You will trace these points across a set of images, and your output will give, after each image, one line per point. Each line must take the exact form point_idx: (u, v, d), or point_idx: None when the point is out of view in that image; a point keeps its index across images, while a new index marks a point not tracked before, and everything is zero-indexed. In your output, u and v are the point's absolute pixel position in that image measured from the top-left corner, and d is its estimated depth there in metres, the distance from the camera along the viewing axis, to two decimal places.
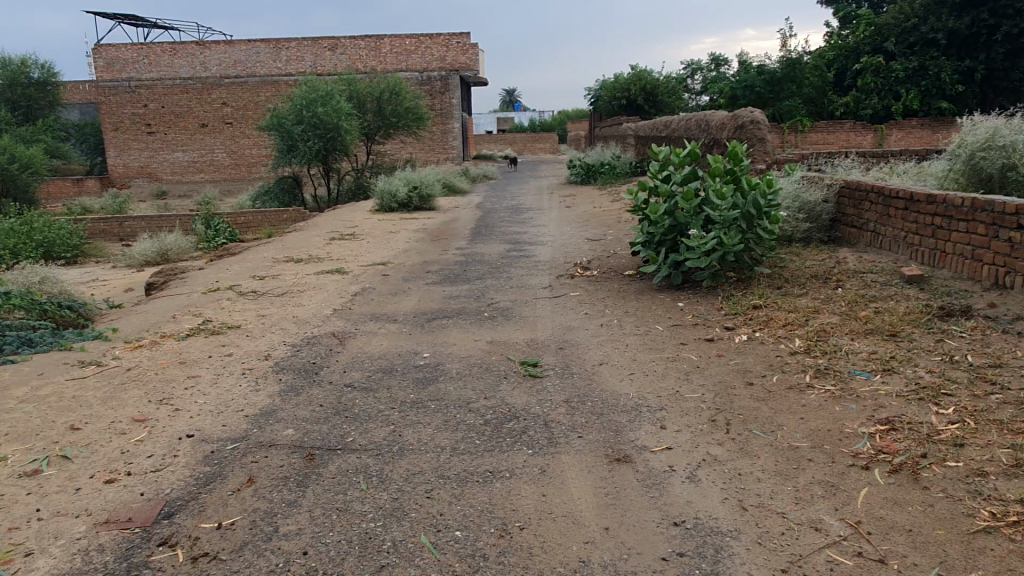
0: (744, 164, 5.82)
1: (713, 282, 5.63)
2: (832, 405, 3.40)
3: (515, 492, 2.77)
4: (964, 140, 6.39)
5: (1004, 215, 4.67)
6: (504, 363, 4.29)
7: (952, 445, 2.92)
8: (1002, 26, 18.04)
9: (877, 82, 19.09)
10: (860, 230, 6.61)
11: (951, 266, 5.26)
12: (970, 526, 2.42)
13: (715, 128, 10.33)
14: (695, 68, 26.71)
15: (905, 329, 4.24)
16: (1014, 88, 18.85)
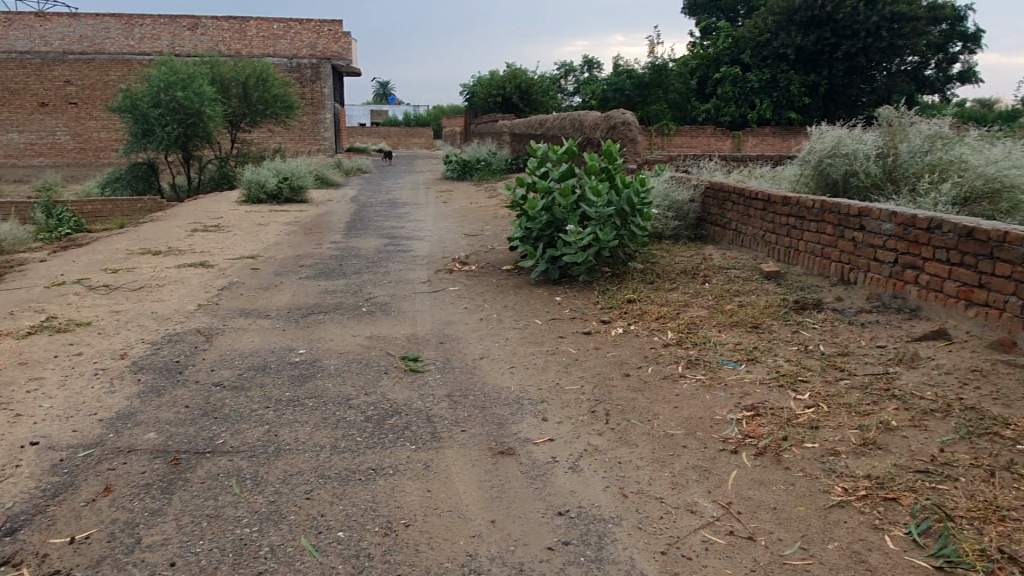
0: (618, 163, 6.01)
1: (588, 277, 5.78)
2: (703, 394, 3.57)
3: (399, 490, 2.71)
4: (813, 147, 6.93)
5: (849, 217, 5.11)
6: (384, 358, 4.20)
7: (809, 428, 3.15)
8: (842, 45, 19.77)
9: (734, 92, 20.35)
10: (723, 229, 7.01)
11: (804, 263, 5.69)
12: (826, 501, 2.62)
13: (589, 128, 10.62)
14: (568, 69, 27.35)
15: (766, 321, 4.53)
16: (851, 103, 20.73)
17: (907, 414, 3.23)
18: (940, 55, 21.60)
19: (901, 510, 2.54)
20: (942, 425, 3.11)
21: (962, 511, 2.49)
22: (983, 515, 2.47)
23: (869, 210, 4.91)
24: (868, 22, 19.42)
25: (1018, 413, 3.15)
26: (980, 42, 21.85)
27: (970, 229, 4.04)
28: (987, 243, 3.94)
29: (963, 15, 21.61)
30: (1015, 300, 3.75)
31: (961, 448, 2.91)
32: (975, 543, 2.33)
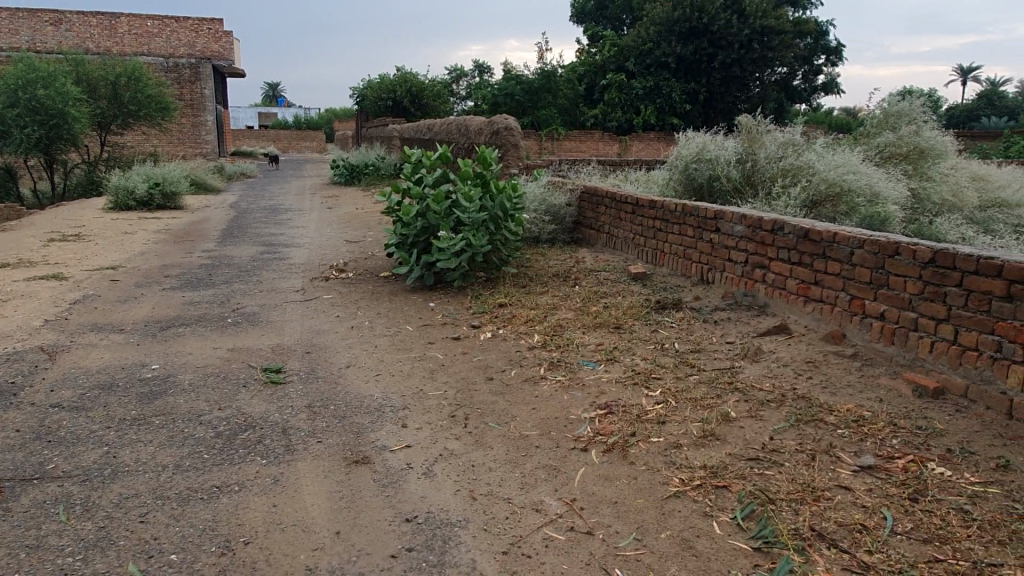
0: (492, 168, 6.10)
1: (463, 282, 5.84)
2: (562, 394, 3.68)
3: (243, 506, 2.64)
4: (680, 153, 7.25)
5: (706, 220, 5.38)
6: (244, 371, 4.07)
7: (656, 423, 3.30)
8: (718, 55, 20.86)
9: (621, 97, 21.02)
10: (598, 231, 7.23)
11: (669, 264, 5.95)
12: (664, 493, 2.76)
13: (473, 133, 10.68)
14: (459, 73, 27.37)
15: (628, 322, 4.71)
16: (727, 109, 21.81)
17: (745, 405, 3.44)
18: (807, 65, 23.05)
19: (730, 496, 2.71)
20: (775, 414, 3.33)
21: (783, 494, 2.69)
22: (801, 496, 2.67)
23: (723, 213, 5.20)
24: (740, 35, 20.56)
25: (842, 400, 3.43)
26: (841, 54, 23.46)
27: (807, 230, 4.35)
28: (821, 242, 4.26)
29: (825, 29, 23.18)
30: (845, 295, 4.07)
31: (789, 435, 3.14)
32: (790, 523, 2.52)
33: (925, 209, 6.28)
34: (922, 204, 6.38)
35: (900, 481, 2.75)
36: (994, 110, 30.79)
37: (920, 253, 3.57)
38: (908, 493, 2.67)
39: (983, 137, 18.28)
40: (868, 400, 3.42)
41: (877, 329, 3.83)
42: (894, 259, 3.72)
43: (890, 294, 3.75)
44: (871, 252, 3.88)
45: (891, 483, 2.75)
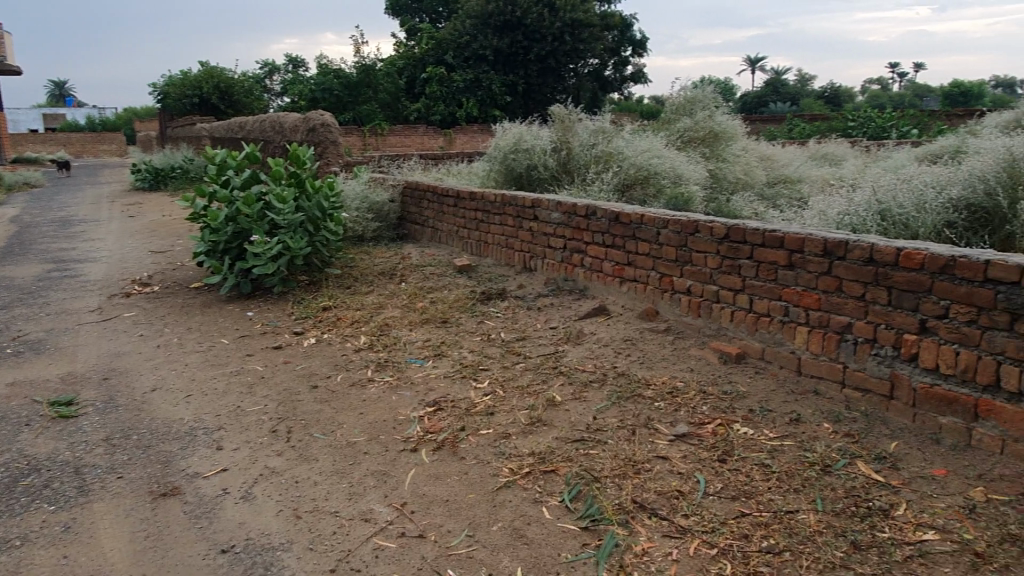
0: (305, 166, 5.83)
1: (283, 287, 5.54)
2: (390, 396, 3.59)
3: (25, 563, 2.32)
4: (497, 144, 7.34)
5: (525, 209, 5.49)
6: (26, 408, 3.59)
7: (485, 415, 3.31)
8: (533, 48, 21.44)
9: (441, 90, 20.71)
10: (423, 226, 7.17)
11: (492, 254, 6.01)
12: (494, 484, 2.76)
13: (287, 130, 10.20)
14: (272, 68, 25.97)
15: (455, 315, 4.69)
16: (546, 100, 22.48)
17: (570, 387, 3.54)
18: (615, 57, 24.21)
19: (558, 479, 2.76)
20: (597, 394, 3.46)
21: (607, 471, 2.78)
22: (623, 471, 2.77)
23: (540, 201, 5.32)
24: (552, 27, 21.37)
25: (657, 373, 3.63)
26: (645, 46, 24.88)
27: (618, 214, 4.55)
28: (630, 225, 4.46)
29: (629, 22, 24.46)
30: (655, 273, 4.30)
31: (612, 412, 3.26)
32: (614, 499, 2.61)
33: (723, 188, 6.81)
34: (720, 183, 6.91)
35: (710, 444, 2.94)
36: (778, 96, 34.17)
37: (716, 229, 3.83)
38: (717, 455, 2.86)
39: (770, 121, 20.21)
40: (680, 371, 3.64)
41: (685, 303, 4.08)
42: (695, 237, 3.98)
43: (694, 270, 4.01)
44: (674, 231, 4.13)
45: (703, 447, 2.93)
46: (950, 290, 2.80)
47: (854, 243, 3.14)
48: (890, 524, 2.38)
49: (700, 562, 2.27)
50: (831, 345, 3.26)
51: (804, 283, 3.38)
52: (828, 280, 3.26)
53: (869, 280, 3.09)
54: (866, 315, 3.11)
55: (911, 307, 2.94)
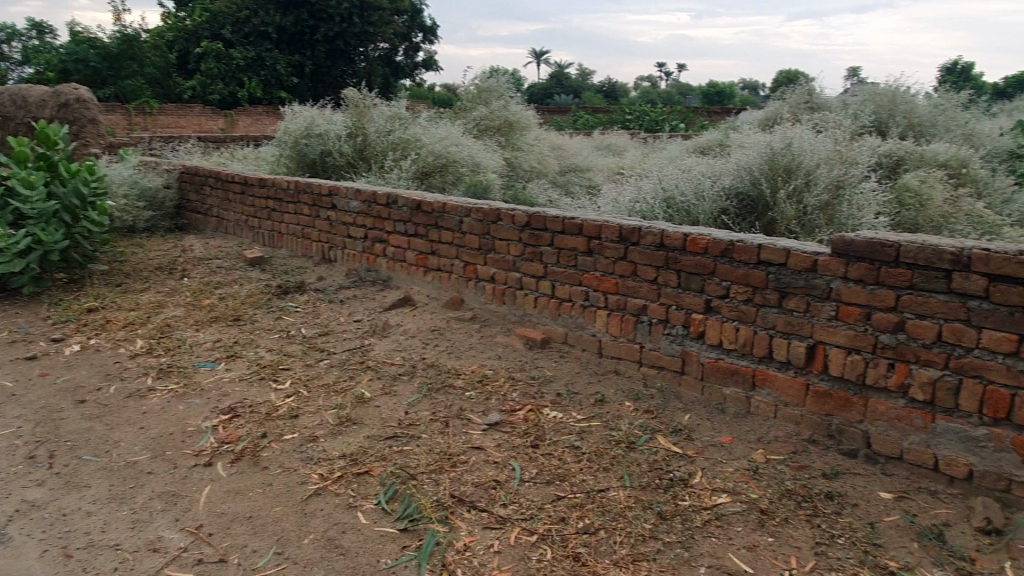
0: (58, 147, 5.06)
1: (35, 287, 4.79)
2: (176, 405, 3.22)
3: None
4: (287, 128, 6.92)
5: (321, 197, 5.21)
6: None
7: (288, 418, 3.08)
8: (320, 28, 20.45)
9: (218, 68, 19.16)
10: (205, 215, 6.58)
11: (287, 245, 5.66)
12: (303, 494, 2.57)
13: (32, 105, 8.85)
14: (8, 32, 22.40)
15: (247, 312, 4.34)
16: (336, 83, 21.63)
17: (379, 382, 3.42)
18: (408, 43, 23.50)
19: (372, 481, 2.64)
20: (407, 387, 3.37)
21: (422, 467, 2.71)
22: (439, 466, 2.72)
23: (337, 188, 5.07)
24: (340, 8, 20.52)
25: (466, 362, 3.62)
26: (435, 33, 24.76)
27: (419, 202, 4.46)
28: (432, 213, 4.39)
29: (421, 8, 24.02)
30: (459, 262, 4.28)
31: (424, 405, 3.19)
32: (432, 496, 2.54)
33: (518, 176, 6.96)
34: (515, 171, 7.06)
35: (522, 431, 2.98)
36: (562, 88, 36.00)
37: (518, 217, 3.88)
38: (530, 440, 2.90)
39: (556, 111, 21.19)
40: (489, 360, 3.66)
41: (490, 291, 4.11)
42: (497, 225, 4.01)
43: (497, 258, 4.04)
44: (477, 220, 4.12)
45: (516, 434, 2.96)
46: (730, 271, 3.05)
47: (646, 230, 3.32)
48: (690, 492, 2.55)
49: (522, 550, 2.27)
50: (629, 326, 3.45)
51: (602, 268, 3.53)
52: (624, 265, 3.43)
53: (660, 264, 3.29)
54: (658, 297, 3.32)
55: (697, 288, 3.18)
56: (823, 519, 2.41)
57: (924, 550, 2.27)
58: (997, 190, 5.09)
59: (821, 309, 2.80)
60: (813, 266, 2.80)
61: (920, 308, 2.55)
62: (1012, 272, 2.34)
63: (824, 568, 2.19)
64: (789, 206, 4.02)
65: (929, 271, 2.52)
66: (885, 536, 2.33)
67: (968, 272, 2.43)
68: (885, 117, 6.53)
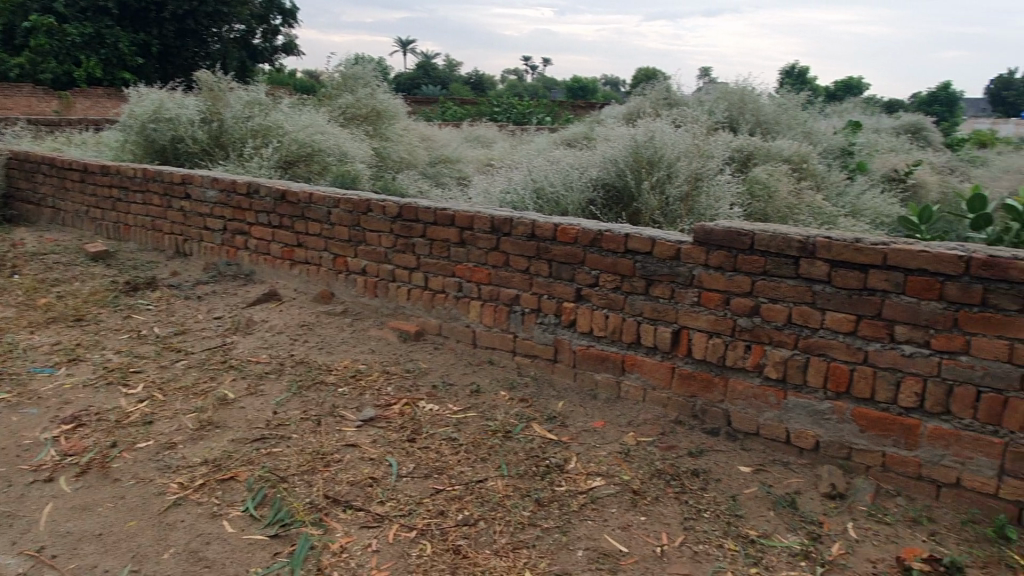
0: None
1: None
2: (9, 416, 2.90)
3: None
4: (132, 111, 6.40)
5: (173, 185, 4.86)
6: None
7: (141, 425, 2.86)
8: (168, 5, 18.97)
9: (52, 44, 17.64)
10: (38, 206, 5.97)
11: (136, 238, 5.24)
12: (161, 505, 2.40)
13: None
14: None
15: (91, 311, 3.98)
16: (187, 65, 20.20)
17: (243, 382, 3.24)
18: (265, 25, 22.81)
19: (238, 487, 2.49)
20: (275, 386, 3.21)
21: (293, 469, 2.59)
22: (310, 467, 2.61)
23: (191, 176, 4.75)
24: None
25: (338, 358, 3.51)
26: (296, 16, 23.77)
27: (283, 192, 4.26)
28: (298, 203, 4.21)
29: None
30: (327, 255, 4.13)
31: (293, 404, 3.05)
32: (304, 498, 2.44)
33: (388, 166, 6.80)
34: (384, 161, 6.89)
35: (398, 426, 2.92)
36: (430, 79, 35.70)
37: (388, 208, 3.79)
38: (407, 435, 2.85)
39: (423, 102, 20.95)
40: (362, 354, 3.56)
41: (361, 283, 4.00)
42: (367, 216, 3.89)
43: (368, 250, 3.93)
44: (346, 210, 3.99)
45: (391, 429, 2.89)
46: (600, 261, 3.13)
47: (518, 220, 3.34)
48: (566, 477, 2.60)
49: (401, 548, 2.22)
50: (502, 317, 3.46)
51: (475, 259, 3.52)
52: (497, 255, 3.43)
53: (532, 254, 3.32)
54: (531, 287, 3.35)
55: (568, 277, 3.24)
56: (690, 495, 2.53)
57: (779, 517, 2.43)
58: (833, 184, 5.56)
59: (684, 296, 2.93)
60: (677, 254, 2.93)
61: (772, 293, 2.73)
62: (851, 258, 2.55)
63: (692, 541, 2.29)
64: (653, 197, 4.18)
65: (779, 258, 2.70)
66: (745, 507, 2.48)
67: (814, 258, 2.63)
68: (735, 115, 6.95)
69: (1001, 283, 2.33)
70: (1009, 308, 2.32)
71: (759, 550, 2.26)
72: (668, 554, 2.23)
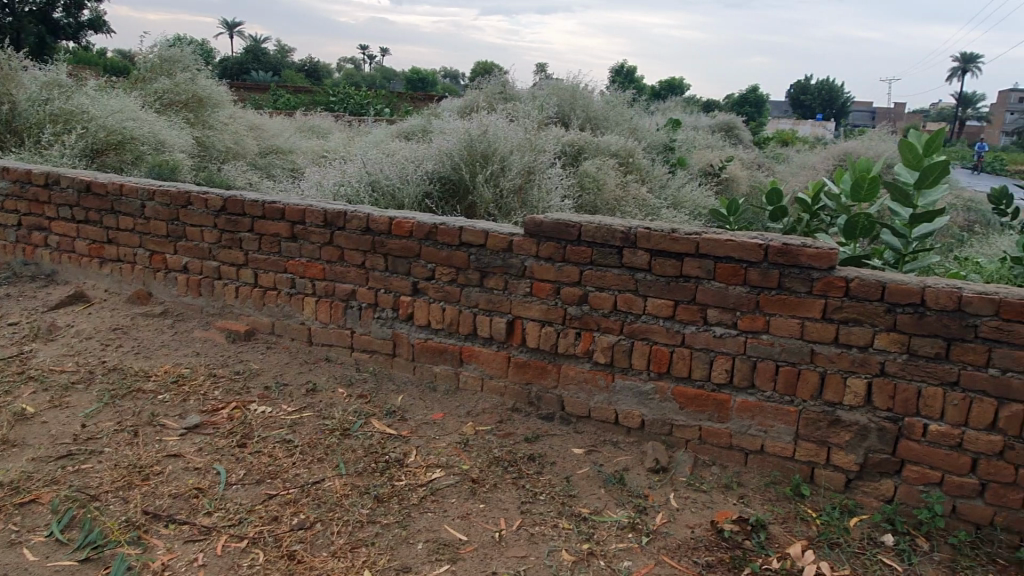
0: None
1: None
2: None
3: None
4: None
5: None
6: None
7: None
8: None
9: None
10: None
11: None
12: None
13: None
14: None
15: None
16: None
17: (45, 395, 2.94)
18: None
19: (40, 511, 2.27)
20: (84, 397, 2.94)
21: (106, 486, 2.39)
22: (126, 482, 2.42)
23: None
24: None
25: (157, 363, 3.27)
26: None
27: (89, 184, 3.89)
28: (106, 196, 3.87)
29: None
30: (143, 252, 3.82)
31: (105, 416, 2.81)
32: (120, 516, 2.26)
33: (212, 156, 6.38)
34: (207, 150, 6.46)
35: (226, 431, 2.77)
36: (261, 65, 33.93)
37: (211, 201, 3.57)
38: (236, 440, 2.71)
39: (253, 89, 19.87)
40: (185, 358, 3.34)
41: (182, 282, 3.74)
42: (187, 210, 3.65)
43: (189, 246, 3.68)
44: (163, 204, 3.71)
45: (218, 435, 2.74)
46: (435, 254, 3.14)
47: (351, 214, 3.26)
48: (405, 471, 2.59)
49: (230, 559, 2.12)
50: (338, 312, 3.38)
51: (307, 254, 3.40)
52: (330, 250, 3.34)
53: (367, 248, 3.26)
54: (367, 282, 3.30)
55: (404, 271, 3.22)
56: (526, 480, 2.61)
57: (609, 494, 2.57)
58: (655, 178, 5.92)
59: (517, 287, 3.01)
60: (509, 246, 2.99)
61: (599, 282, 2.87)
62: (668, 248, 2.73)
63: (529, 524, 2.37)
64: (487, 191, 4.24)
65: (605, 248, 2.84)
66: (578, 487, 2.59)
67: (635, 248, 2.79)
68: (566, 110, 7.20)
69: (793, 268, 2.60)
70: (800, 290, 2.60)
71: (590, 526, 2.38)
72: (506, 539, 2.29)
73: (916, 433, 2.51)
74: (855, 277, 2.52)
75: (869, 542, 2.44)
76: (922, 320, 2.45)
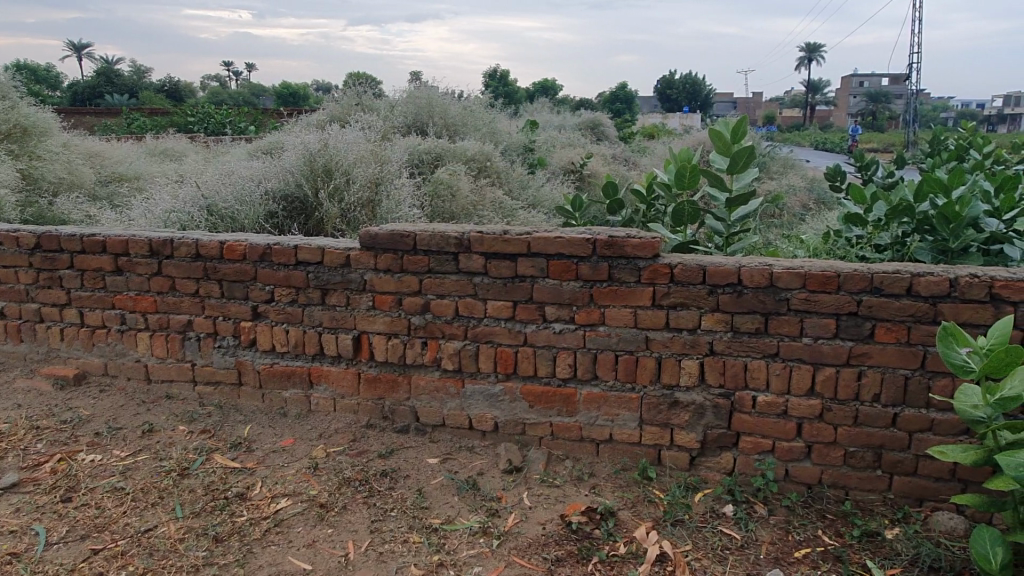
0: None
1: None
2: None
3: None
4: None
5: None
6: None
7: None
8: None
9: None
10: None
11: None
12: None
13: None
14: None
15: None
16: None
17: None
18: None
19: None
20: None
21: None
22: None
23: None
24: None
25: None
26: None
27: None
28: None
29: None
30: None
31: None
32: None
33: (40, 190, 5.91)
34: (35, 184, 5.98)
35: (48, 486, 2.56)
36: (114, 87, 31.92)
37: (23, 240, 3.31)
38: (60, 495, 2.52)
39: (104, 113, 18.66)
40: (5, 412, 3.10)
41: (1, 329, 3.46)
42: None
43: (4, 289, 3.41)
44: None
45: (39, 492, 2.53)
46: (272, 275, 3.02)
47: (178, 241, 3.09)
48: (247, 506, 2.48)
49: None
50: (175, 346, 3.20)
51: (135, 287, 3.20)
52: (160, 281, 3.15)
53: (199, 276, 3.10)
54: (203, 311, 3.14)
55: (241, 296, 3.08)
56: (377, 497, 2.56)
57: (462, 501, 2.57)
58: (512, 179, 6.01)
59: (359, 301, 2.95)
60: (346, 261, 2.92)
61: (439, 289, 2.86)
62: (501, 249, 2.74)
63: (379, 543, 2.32)
64: (332, 206, 4.17)
65: (441, 256, 2.83)
66: (430, 498, 2.57)
67: (470, 253, 2.79)
68: (423, 118, 7.19)
69: (621, 259, 2.67)
70: (630, 280, 2.67)
71: (442, 536, 2.36)
72: (354, 562, 2.23)
73: (746, 406, 2.64)
74: (678, 263, 2.61)
75: (711, 515, 2.54)
76: (740, 299, 2.57)
